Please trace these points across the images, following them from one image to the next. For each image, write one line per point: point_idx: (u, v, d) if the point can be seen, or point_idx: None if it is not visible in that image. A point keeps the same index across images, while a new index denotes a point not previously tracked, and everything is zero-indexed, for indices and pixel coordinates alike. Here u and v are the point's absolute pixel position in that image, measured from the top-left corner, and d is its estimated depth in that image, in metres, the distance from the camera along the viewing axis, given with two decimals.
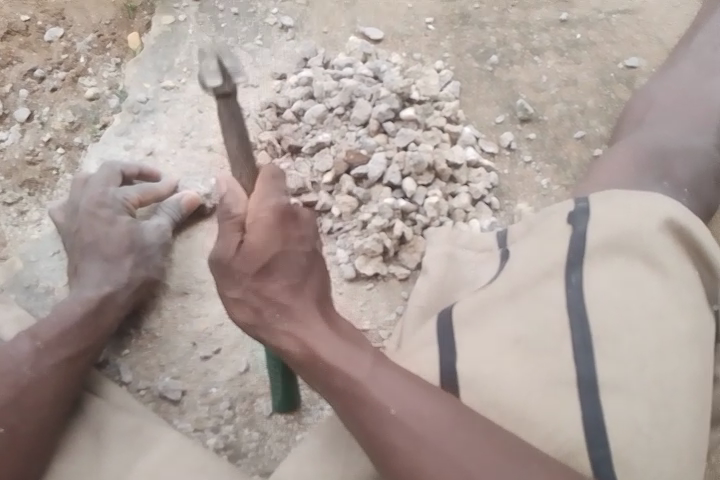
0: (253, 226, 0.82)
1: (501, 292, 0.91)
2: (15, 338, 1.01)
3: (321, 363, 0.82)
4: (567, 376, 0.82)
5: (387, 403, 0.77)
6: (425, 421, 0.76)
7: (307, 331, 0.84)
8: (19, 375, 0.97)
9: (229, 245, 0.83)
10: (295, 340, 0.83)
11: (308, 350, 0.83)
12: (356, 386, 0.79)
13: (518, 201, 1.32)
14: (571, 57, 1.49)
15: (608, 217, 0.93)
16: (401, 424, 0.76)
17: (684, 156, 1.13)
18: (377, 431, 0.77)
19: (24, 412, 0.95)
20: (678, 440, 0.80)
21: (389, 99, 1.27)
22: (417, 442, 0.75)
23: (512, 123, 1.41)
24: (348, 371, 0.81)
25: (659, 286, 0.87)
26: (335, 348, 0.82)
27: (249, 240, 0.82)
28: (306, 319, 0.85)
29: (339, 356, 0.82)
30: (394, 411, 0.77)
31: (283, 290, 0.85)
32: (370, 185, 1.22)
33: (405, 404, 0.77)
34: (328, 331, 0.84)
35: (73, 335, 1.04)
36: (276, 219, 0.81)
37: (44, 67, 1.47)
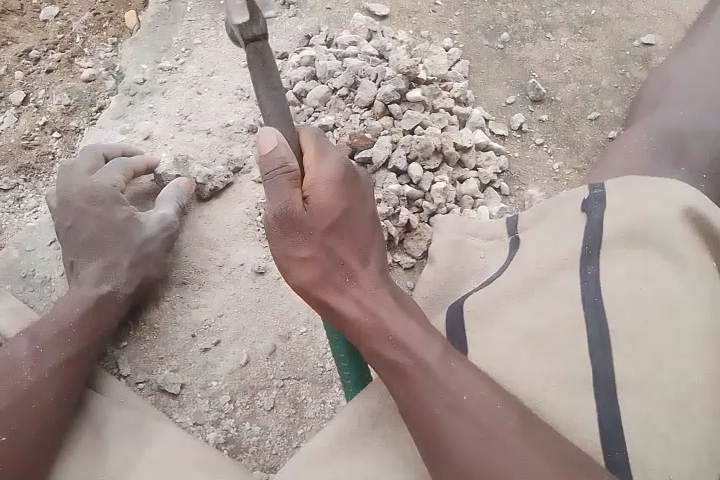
0: (318, 188, 0.79)
1: (513, 285, 0.87)
2: (15, 340, 1.00)
3: (390, 343, 0.79)
4: (582, 374, 0.78)
5: (458, 395, 0.75)
6: (497, 418, 0.74)
7: (376, 304, 0.81)
8: (19, 379, 0.95)
9: (296, 200, 0.78)
10: (367, 315, 0.81)
11: (378, 326, 0.80)
12: (427, 372, 0.77)
13: (529, 186, 1.27)
14: (585, 35, 1.43)
15: (625, 205, 0.88)
16: (472, 416, 0.74)
17: (704, 140, 1.08)
18: (444, 423, 0.75)
19: (27, 416, 0.93)
20: (696, 442, 0.75)
21: (396, 79, 1.20)
22: (488, 439, 0.73)
23: (523, 104, 1.35)
24: (418, 353, 0.78)
25: (681, 277, 0.82)
26: (406, 329, 0.80)
27: (314, 197, 0.79)
28: (374, 292, 0.82)
29: (414, 338, 0.79)
30: (466, 403, 0.75)
31: (351, 257, 0.83)
32: (375, 171, 1.18)
33: (477, 397, 0.75)
34: (395, 306, 0.82)
35: (72, 337, 1.02)
36: (341, 180, 0.80)
37: (39, 47, 1.43)
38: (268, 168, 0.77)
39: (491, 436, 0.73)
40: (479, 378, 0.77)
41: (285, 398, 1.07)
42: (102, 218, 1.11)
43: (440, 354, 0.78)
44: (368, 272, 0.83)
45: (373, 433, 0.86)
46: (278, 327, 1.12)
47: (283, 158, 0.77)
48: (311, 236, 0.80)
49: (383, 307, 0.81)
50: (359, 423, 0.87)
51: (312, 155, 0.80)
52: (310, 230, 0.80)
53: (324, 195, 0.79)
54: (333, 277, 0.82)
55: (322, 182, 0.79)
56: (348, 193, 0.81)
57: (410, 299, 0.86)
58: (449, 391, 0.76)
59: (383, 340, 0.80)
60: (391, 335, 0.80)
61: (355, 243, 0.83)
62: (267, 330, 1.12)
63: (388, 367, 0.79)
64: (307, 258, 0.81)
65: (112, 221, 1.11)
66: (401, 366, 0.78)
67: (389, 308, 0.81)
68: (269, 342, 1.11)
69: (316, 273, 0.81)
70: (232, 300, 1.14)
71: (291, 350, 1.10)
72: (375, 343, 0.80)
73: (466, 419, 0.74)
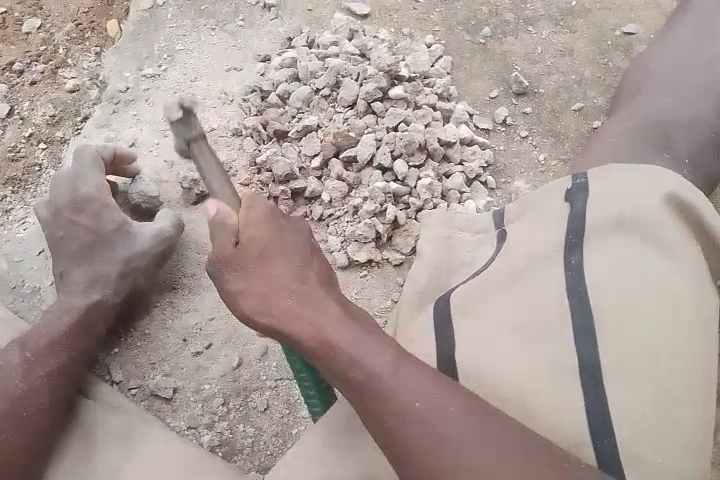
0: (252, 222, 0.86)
1: (499, 276, 0.88)
2: (6, 349, 1.01)
3: (335, 356, 0.78)
4: (568, 361, 0.79)
5: (410, 401, 0.74)
6: (449, 421, 0.73)
7: (316, 319, 0.80)
8: (11, 387, 0.96)
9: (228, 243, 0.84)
10: (310, 331, 0.79)
11: (322, 340, 0.79)
12: (374, 381, 0.76)
13: (515, 179, 1.27)
14: (566, 26, 1.43)
15: (607, 193, 0.89)
16: (425, 422, 0.73)
17: (685, 127, 1.09)
18: (400, 429, 0.74)
19: (18, 424, 0.94)
20: (685, 430, 0.77)
21: (377, 78, 1.21)
22: (445, 442, 0.72)
23: (507, 98, 1.36)
24: (365, 362, 0.77)
25: (662, 263, 0.83)
26: (349, 339, 0.78)
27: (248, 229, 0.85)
28: (315, 308, 0.81)
29: (358, 349, 0.78)
30: (419, 408, 0.74)
31: (289, 281, 0.83)
32: (360, 169, 1.18)
33: (429, 400, 0.74)
34: (337, 317, 0.80)
35: (62, 344, 1.02)
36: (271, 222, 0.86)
37: (23, 60, 1.43)
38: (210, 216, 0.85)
39: (445, 440, 0.72)
40: (430, 380, 0.75)
41: (279, 398, 1.07)
42: (92, 228, 1.08)
43: (388, 361, 0.77)
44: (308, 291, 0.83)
45: (364, 429, 0.86)
46: None
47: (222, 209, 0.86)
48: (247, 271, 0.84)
49: (327, 320, 0.80)
50: (349, 419, 0.87)
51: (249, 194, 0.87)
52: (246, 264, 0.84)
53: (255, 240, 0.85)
54: (275, 300, 0.82)
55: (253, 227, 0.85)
56: (281, 222, 0.87)
57: (358, 307, 0.84)
58: (402, 397, 0.75)
59: (327, 353, 0.78)
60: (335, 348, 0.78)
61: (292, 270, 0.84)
62: (258, 332, 1.12)
63: (339, 381, 0.78)
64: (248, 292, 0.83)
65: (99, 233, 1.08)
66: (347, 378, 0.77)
67: (332, 321, 0.80)
68: (261, 343, 1.11)
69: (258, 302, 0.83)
70: (223, 304, 1.14)
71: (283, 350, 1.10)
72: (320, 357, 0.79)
73: (418, 425, 0.73)
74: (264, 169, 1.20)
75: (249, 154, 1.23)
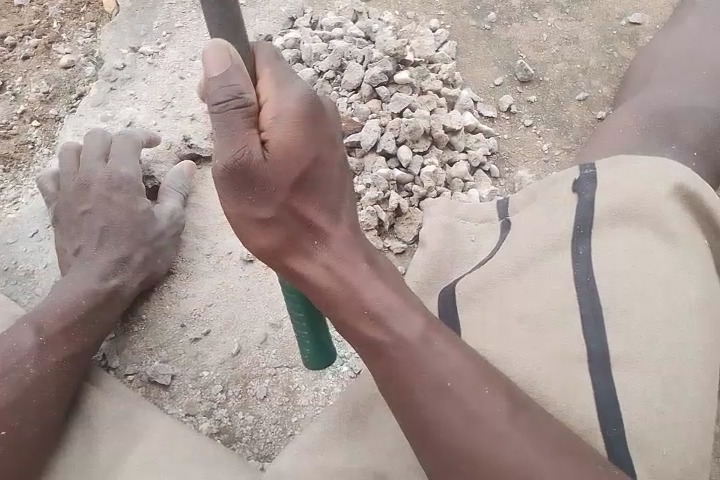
0: (276, 123, 0.70)
1: (505, 266, 0.87)
2: (18, 328, 0.97)
3: (365, 315, 0.76)
4: (576, 351, 0.78)
5: (438, 374, 0.73)
6: (480, 402, 0.72)
7: (347, 273, 0.77)
8: (21, 373, 0.93)
9: (253, 143, 0.70)
10: (343, 290, 0.77)
11: (345, 289, 0.77)
12: (408, 350, 0.74)
13: (519, 168, 1.26)
14: (572, 14, 1.42)
15: (615, 183, 0.89)
16: (454, 398, 0.72)
17: (695, 117, 1.08)
18: (422, 400, 0.73)
19: (29, 411, 0.91)
20: (688, 413, 0.76)
21: (383, 61, 1.18)
22: (469, 421, 0.71)
23: (511, 86, 1.34)
24: (399, 330, 0.75)
25: (671, 254, 0.82)
26: (379, 299, 0.76)
27: (272, 133, 0.70)
28: (343, 255, 0.78)
29: (396, 319, 0.75)
30: (445, 382, 0.73)
31: (317, 215, 0.77)
32: (363, 154, 1.16)
33: (457, 373, 0.73)
34: (369, 275, 0.77)
35: (75, 330, 0.99)
36: (303, 116, 0.71)
37: (15, 34, 1.38)
38: (216, 98, 0.67)
39: (474, 422, 0.71)
40: (463, 355, 0.74)
41: (278, 386, 1.06)
42: (113, 206, 1.08)
43: (421, 330, 0.75)
44: (337, 231, 0.78)
45: (367, 421, 0.85)
46: (269, 314, 1.10)
47: (236, 88, 0.67)
48: (272, 196, 0.74)
49: (354, 273, 0.77)
50: (352, 409, 0.86)
51: (267, 82, 0.71)
52: (272, 185, 0.73)
53: (285, 134, 0.70)
54: (300, 241, 0.77)
55: (280, 115, 0.70)
56: (315, 131, 0.72)
57: (388, 262, 0.81)
58: (431, 370, 0.73)
59: (356, 312, 0.76)
60: (366, 309, 0.76)
61: (323, 203, 0.77)
62: (257, 319, 1.10)
63: (366, 342, 0.76)
64: (269, 221, 0.75)
65: (110, 207, 1.08)
66: (378, 342, 0.75)
67: (360, 275, 0.77)
68: (260, 330, 1.09)
69: (282, 237, 0.76)
70: (222, 289, 1.12)
71: (283, 338, 1.09)
72: (353, 318, 0.76)
73: (450, 403, 0.72)
74: None
75: None
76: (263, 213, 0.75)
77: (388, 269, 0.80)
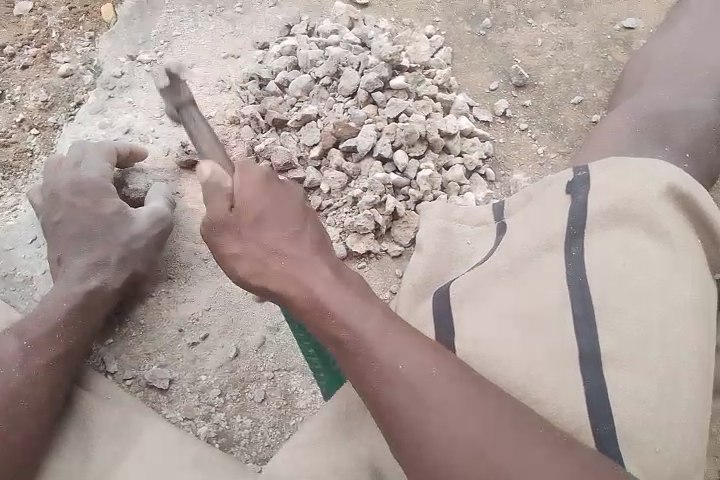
0: (250, 194, 0.83)
1: (499, 268, 0.87)
2: (1, 336, 0.98)
3: (322, 313, 0.77)
4: (568, 351, 0.79)
5: (395, 365, 0.73)
6: (437, 389, 0.72)
7: (310, 279, 0.79)
8: (8, 377, 0.94)
9: (226, 207, 0.82)
10: (305, 293, 0.79)
11: (304, 292, 0.79)
12: (367, 345, 0.75)
13: (514, 171, 1.27)
14: (566, 19, 1.43)
15: (608, 184, 0.89)
16: (413, 388, 0.72)
17: (688, 119, 1.08)
18: (383, 393, 0.73)
19: (18, 414, 0.92)
20: (683, 413, 0.76)
21: (378, 67, 1.20)
22: (431, 411, 0.71)
23: (506, 90, 1.35)
24: (358, 326, 0.76)
25: (662, 254, 0.83)
26: (336, 299, 0.78)
27: (245, 202, 0.82)
28: (305, 265, 0.80)
29: (352, 315, 0.76)
30: (404, 373, 0.73)
31: (281, 237, 0.82)
32: (359, 159, 1.17)
33: (414, 364, 0.73)
34: (328, 280, 0.80)
35: (61, 332, 1.00)
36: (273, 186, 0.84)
37: (14, 43, 1.40)
38: None
39: (432, 412, 0.71)
40: (417, 345, 0.74)
41: (276, 389, 1.06)
42: (103, 211, 1.10)
43: (379, 324, 0.76)
44: (303, 246, 0.82)
45: (363, 422, 0.86)
46: (267, 318, 1.11)
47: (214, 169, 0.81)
48: (241, 232, 0.82)
49: (314, 278, 0.79)
50: (348, 410, 0.86)
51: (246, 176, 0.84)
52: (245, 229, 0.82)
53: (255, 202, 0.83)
54: (268, 261, 0.81)
55: (254, 191, 0.83)
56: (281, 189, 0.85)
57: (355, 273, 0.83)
58: (387, 361, 0.74)
59: (316, 313, 0.77)
60: (324, 308, 0.77)
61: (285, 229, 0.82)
62: (255, 323, 1.11)
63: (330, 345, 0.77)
64: (240, 253, 0.82)
65: (107, 214, 1.09)
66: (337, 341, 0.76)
67: (319, 279, 0.79)
68: (258, 334, 1.10)
69: (252, 261, 0.82)
70: (219, 293, 1.13)
71: (280, 342, 1.09)
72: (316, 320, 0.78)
73: (408, 392, 0.72)
74: (261, 157, 1.19)
75: (247, 143, 1.22)
76: (233, 248, 0.82)
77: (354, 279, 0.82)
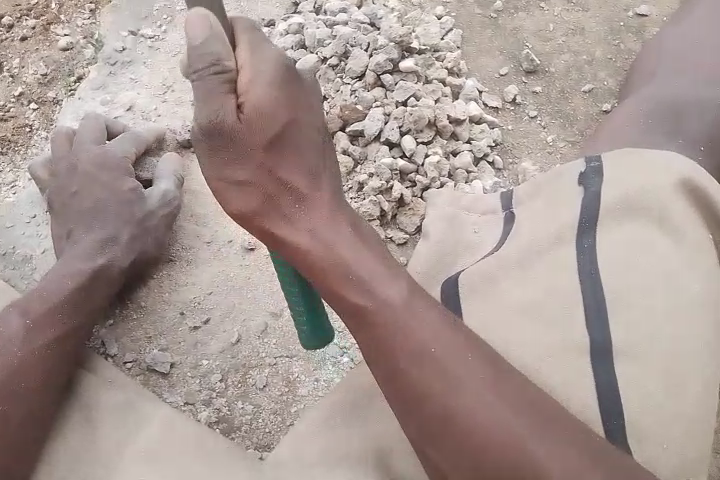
0: (252, 83, 0.70)
1: (510, 259, 0.86)
2: (4, 313, 0.97)
3: (342, 275, 0.74)
4: (579, 345, 0.77)
5: (421, 338, 0.71)
6: (459, 366, 0.70)
7: (323, 229, 0.75)
8: (9, 355, 0.93)
9: (228, 107, 0.69)
10: (320, 250, 0.74)
11: (326, 252, 0.75)
12: (391, 314, 0.72)
13: (523, 159, 1.24)
14: (579, 4, 1.40)
15: (621, 177, 0.87)
16: (440, 365, 0.70)
17: (703, 111, 1.06)
18: (406, 366, 0.71)
19: (19, 394, 0.91)
20: (691, 409, 0.75)
21: (388, 49, 1.17)
22: (455, 391, 0.70)
23: (516, 76, 1.33)
24: (381, 292, 0.73)
25: (675, 248, 0.82)
26: (358, 261, 0.74)
27: (250, 99, 0.70)
28: (324, 219, 0.76)
29: (376, 278, 0.74)
30: (429, 348, 0.71)
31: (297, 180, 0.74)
32: (366, 143, 1.15)
33: (440, 340, 0.71)
34: (350, 241, 0.75)
35: (64, 311, 0.99)
36: (280, 80, 0.71)
37: (13, 14, 1.36)
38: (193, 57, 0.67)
39: (456, 391, 0.70)
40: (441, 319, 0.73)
41: (278, 375, 1.05)
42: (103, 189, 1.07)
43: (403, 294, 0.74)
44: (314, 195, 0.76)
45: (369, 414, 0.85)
46: (269, 303, 1.10)
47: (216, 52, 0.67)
48: (247, 157, 0.73)
49: (334, 237, 0.75)
50: (353, 400, 0.86)
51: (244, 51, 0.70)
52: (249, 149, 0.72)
53: (262, 102, 0.70)
54: (278, 200, 0.75)
55: (259, 83, 0.70)
56: (293, 87, 0.72)
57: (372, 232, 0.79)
58: (412, 332, 0.72)
59: (335, 273, 0.74)
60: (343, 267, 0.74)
61: (304, 167, 0.75)
62: (257, 307, 1.09)
63: (345, 305, 0.74)
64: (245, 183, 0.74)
65: (112, 192, 1.08)
66: (362, 306, 0.73)
67: (339, 237, 0.75)
68: (260, 319, 1.09)
69: (259, 199, 0.75)
70: (221, 277, 1.12)
71: (283, 328, 1.08)
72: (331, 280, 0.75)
73: (431, 368, 0.70)
74: None
75: None
76: (237, 173, 0.74)
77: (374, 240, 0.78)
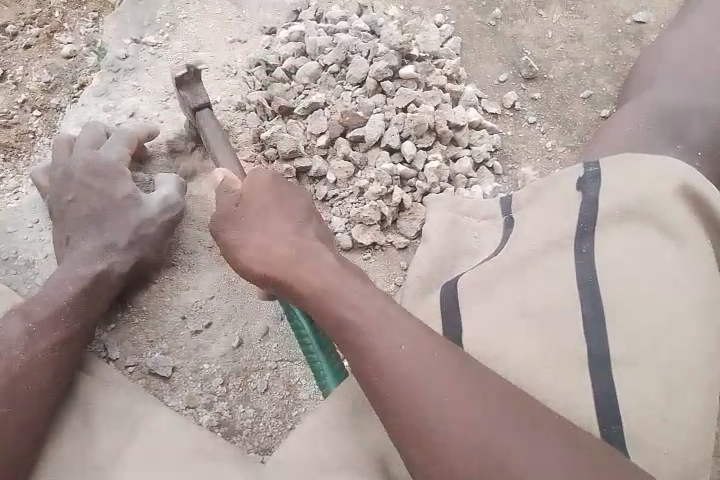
0: (255, 191, 0.92)
1: (509, 263, 0.86)
2: (7, 318, 0.98)
3: (327, 307, 0.79)
4: (577, 350, 0.78)
5: (399, 366, 0.73)
6: (437, 387, 0.71)
7: (311, 264, 0.83)
8: (11, 359, 0.94)
9: (230, 201, 0.92)
10: (310, 276, 0.82)
11: (315, 282, 0.81)
12: (369, 344, 0.75)
13: (522, 164, 1.25)
14: (577, 11, 1.41)
15: (621, 183, 0.88)
16: (419, 388, 0.71)
17: (700, 118, 1.07)
18: (389, 395, 0.72)
19: (22, 397, 0.91)
20: (689, 414, 0.76)
21: (388, 56, 1.18)
22: (440, 414, 0.70)
23: (515, 82, 1.34)
24: (360, 308, 0.77)
25: (674, 255, 0.82)
26: (341, 286, 0.80)
27: (253, 197, 0.92)
28: (312, 254, 0.85)
29: (355, 295, 0.79)
30: (406, 372, 0.72)
31: (288, 232, 0.89)
32: (367, 148, 1.16)
33: (418, 365, 0.72)
34: (335, 270, 0.82)
35: (67, 316, 1.00)
36: (275, 182, 0.94)
37: (17, 22, 1.37)
38: None
39: (440, 414, 0.70)
40: (415, 343, 0.74)
41: (279, 380, 1.06)
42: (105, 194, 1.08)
43: (380, 306, 0.77)
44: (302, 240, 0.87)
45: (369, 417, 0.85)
46: (270, 308, 1.10)
47: None
48: (248, 232, 0.90)
49: (322, 268, 0.82)
50: (353, 403, 0.86)
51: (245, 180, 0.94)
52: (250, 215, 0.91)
53: (258, 194, 0.92)
54: (273, 249, 0.86)
55: (256, 186, 0.92)
56: (282, 187, 0.94)
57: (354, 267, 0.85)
58: (388, 358, 0.73)
59: (322, 300, 0.79)
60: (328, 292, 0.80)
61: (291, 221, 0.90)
62: (259, 311, 1.10)
63: (331, 328, 0.78)
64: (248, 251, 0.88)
65: (113, 197, 1.09)
66: (345, 336, 0.77)
67: (326, 267, 0.82)
68: (261, 323, 1.09)
69: (260, 250, 0.87)
70: (223, 281, 1.12)
71: (284, 332, 1.09)
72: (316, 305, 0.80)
73: (413, 394, 0.71)
74: (266, 145, 1.17)
75: (253, 130, 1.21)
76: (241, 237, 0.90)
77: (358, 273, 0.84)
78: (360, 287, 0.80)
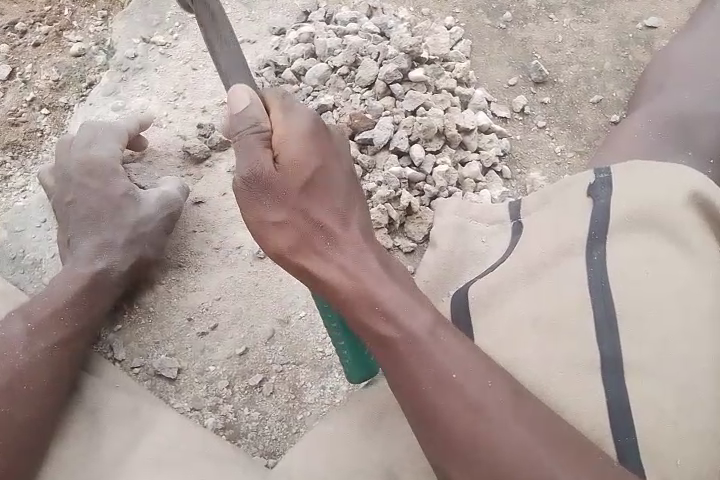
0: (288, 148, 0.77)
1: (519, 271, 0.86)
2: (8, 318, 0.98)
3: (377, 312, 0.76)
4: (589, 358, 0.77)
5: (445, 370, 0.73)
6: (482, 396, 0.72)
7: (357, 265, 0.78)
8: (13, 360, 0.94)
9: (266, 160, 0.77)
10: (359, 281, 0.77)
11: (361, 291, 0.77)
12: (417, 346, 0.74)
13: (530, 170, 1.25)
14: (588, 16, 1.40)
15: (632, 189, 0.87)
16: (461, 392, 0.72)
17: (711, 125, 1.06)
18: (431, 396, 0.73)
19: (25, 398, 0.91)
20: (704, 424, 0.74)
21: (398, 58, 1.18)
22: (479, 418, 0.71)
23: (525, 86, 1.33)
24: (408, 322, 0.75)
25: (687, 262, 0.81)
26: (386, 290, 0.77)
27: (287, 152, 0.78)
28: (359, 255, 0.79)
29: (400, 308, 0.76)
30: (452, 375, 0.73)
31: (328, 218, 0.79)
32: (375, 151, 1.15)
33: (464, 367, 0.73)
34: (381, 275, 0.78)
35: (69, 316, 1.00)
36: (312, 135, 0.79)
37: (26, 20, 1.37)
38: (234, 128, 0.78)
39: (479, 418, 0.71)
40: (462, 350, 0.74)
41: (284, 383, 1.05)
42: (112, 195, 1.09)
43: (429, 324, 0.75)
44: (349, 234, 0.80)
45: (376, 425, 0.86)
46: (276, 310, 1.10)
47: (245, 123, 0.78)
48: (286, 198, 0.78)
49: (367, 270, 0.78)
50: (368, 411, 0.87)
51: (276, 111, 0.79)
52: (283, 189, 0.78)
53: (298, 156, 0.78)
54: (311, 240, 0.79)
55: (292, 134, 0.78)
56: (325, 148, 0.80)
57: (399, 267, 0.82)
58: (436, 362, 0.73)
59: (369, 310, 0.76)
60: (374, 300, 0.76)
61: (334, 206, 0.80)
62: (264, 313, 1.09)
63: (375, 338, 0.76)
64: (285, 221, 0.78)
65: (121, 198, 1.09)
66: (391, 340, 0.75)
67: (371, 272, 0.78)
68: (267, 326, 1.08)
69: (296, 237, 0.79)
70: (230, 283, 1.11)
71: (290, 335, 1.08)
72: (363, 311, 0.76)
73: (453, 395, 0.72)
74: None
75: None
76: (276, 214, 0.78)
77: (402, 275, 0.81)
78: (409, 299, 0.78)
